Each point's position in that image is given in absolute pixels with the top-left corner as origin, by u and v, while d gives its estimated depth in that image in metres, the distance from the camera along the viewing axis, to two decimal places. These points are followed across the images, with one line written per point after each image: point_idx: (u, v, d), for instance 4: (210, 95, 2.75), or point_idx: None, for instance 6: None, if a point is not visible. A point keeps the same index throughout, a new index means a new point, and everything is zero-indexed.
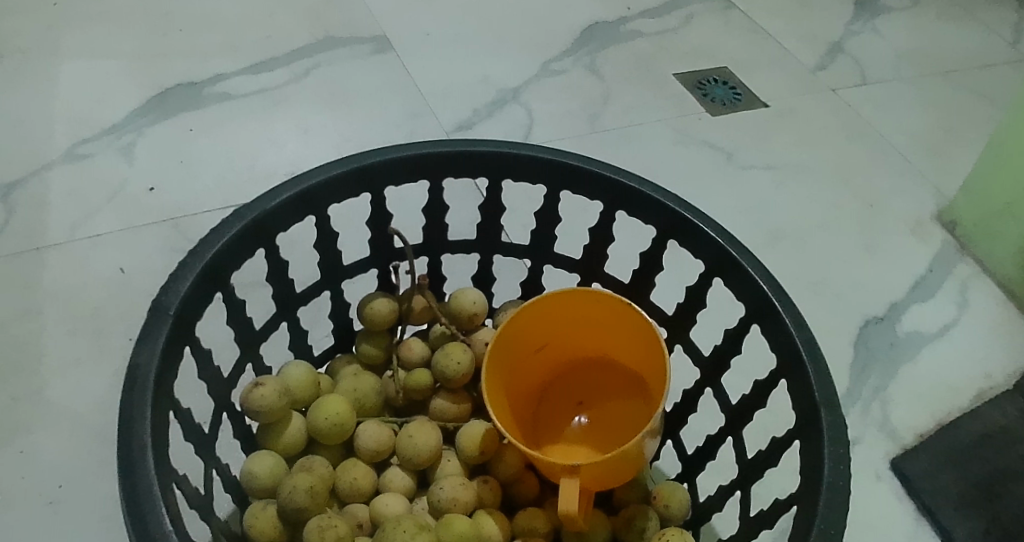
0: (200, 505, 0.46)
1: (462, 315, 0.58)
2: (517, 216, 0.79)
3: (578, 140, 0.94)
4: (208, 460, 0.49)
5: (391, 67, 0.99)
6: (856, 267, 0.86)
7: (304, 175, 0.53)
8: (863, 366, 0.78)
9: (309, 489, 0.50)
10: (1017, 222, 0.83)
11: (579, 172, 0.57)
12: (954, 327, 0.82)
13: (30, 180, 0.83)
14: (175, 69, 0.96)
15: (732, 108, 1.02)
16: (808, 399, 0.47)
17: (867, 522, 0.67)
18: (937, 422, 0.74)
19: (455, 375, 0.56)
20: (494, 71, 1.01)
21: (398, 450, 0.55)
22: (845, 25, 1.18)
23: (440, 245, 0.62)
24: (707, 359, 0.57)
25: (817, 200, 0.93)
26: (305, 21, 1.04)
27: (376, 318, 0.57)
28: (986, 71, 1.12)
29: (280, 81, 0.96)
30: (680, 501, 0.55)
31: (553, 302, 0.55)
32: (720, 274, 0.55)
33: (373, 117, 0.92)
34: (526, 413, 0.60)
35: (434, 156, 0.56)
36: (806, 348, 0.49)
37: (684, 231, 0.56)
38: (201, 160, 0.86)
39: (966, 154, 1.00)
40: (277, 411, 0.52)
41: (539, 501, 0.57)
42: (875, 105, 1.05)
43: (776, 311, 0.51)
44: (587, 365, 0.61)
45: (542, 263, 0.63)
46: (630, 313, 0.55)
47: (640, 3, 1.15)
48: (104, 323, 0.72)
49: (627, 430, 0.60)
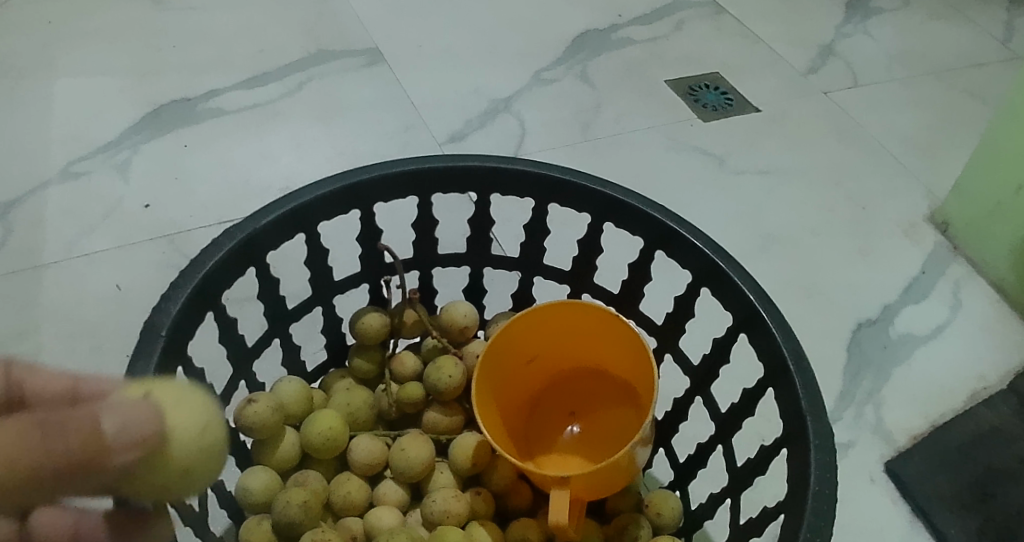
0: (194, 522, 0.46)
1: (453, 327, 0.59)
2: (508, 227, 0.80)
3: (569, 148, 0.94)
4: (202, 477, 0.49)
5: (384, 79, 1.00)
6: (848, 270, 0.87)
7: (293, 193, 0.54)
8: (856, 369, 0.78)
9: (303, 504, 0.50)
10: (1008, 223, 0.84)
11: (565, 186, 0.58)
12: (946, 329, 0.82)
13: (28, 198, 0.83)
14: (169, 85, 0.97)
15: (723, 113, 1.02)
16: (795, 407, 0.48)
17: (861, 525, 0.68)
18: (930, 424, 0.75)
19: (447, 388, 0.57)
20: (486, 81, 1.02)
21: (391, 463, 0.55)
22: (836, 27, 1.18)
23: (430, 259, 0.62)
24: (696, 367, 0.58)
25: (810, 203, 0.93)
26: (298, 35, 1.05)
27: (368, 333, 0.58)
28: (977, 70, 1.13)
29: (273, 96, 0.97)
30: (672, 509, 0.56)
31: (541, 315, 0.56)
32: (707, 283, 0.55)
33: (366, 130, 0.93)
34: (518, 425, 0.61)
35: (421, 172, 0.57)
36: (793, 356, 0.49)
37: (671, 241, 0.56)
38: (196, 175, 0.87)
39: (958, 154, 1.00)
40: (270, 426, 0.53)
41: (532, 511, 0.57)
42: (866, 107, 1.05)
43: (762, 319, 0.51)
44: (578, 375, 0.61)
45: (532, 275, 0.63)
46: (618, 324, 0.55)
47: (631, 9, 1.16)
48: (101, 340, 0.72)
49: (618, 439, 0.61)
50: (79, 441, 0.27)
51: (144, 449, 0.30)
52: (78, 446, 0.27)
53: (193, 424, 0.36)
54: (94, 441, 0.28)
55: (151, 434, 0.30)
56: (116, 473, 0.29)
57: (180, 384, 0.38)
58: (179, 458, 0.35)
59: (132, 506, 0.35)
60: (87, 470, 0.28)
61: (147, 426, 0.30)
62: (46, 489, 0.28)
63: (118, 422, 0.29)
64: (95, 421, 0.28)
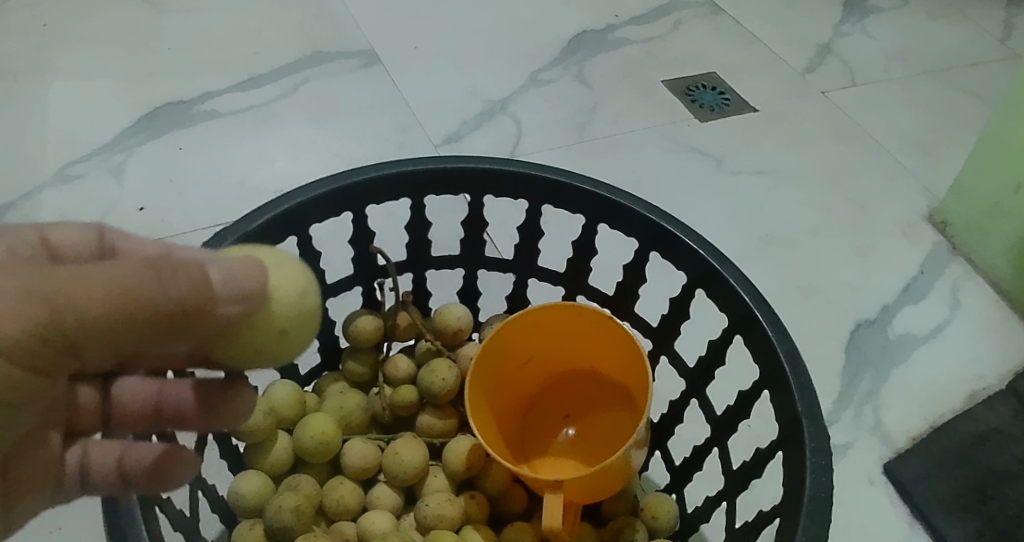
0: (184, 528, 0.46)
1: (447, 330, 0.59)
2: (504, 228, 0.80)
3: (566, 149, 0.94)
4: (193, 482, 0.50)
5: (380, 81, 0.99)
6: (847, 270, 0.86)
7: (285, 194, 0.53)
8: (854, 370, 0.77)
9: (295, 509, 0.50)
10: (1006, 222, 0.83)
11: (560, 187, 0.58)
12: (945, 329, 0.82)
13: (22, 202, 0.83)
14: (165, 88, 0.97)
15: (721, 113, 1.02)
16: (790, 410, 0.47)
17: (859, 527, 0.67)
18: (929, 425, 0.74)
19: (441, 392, 0.56)
20: (482, 82, 1.01)
21: (384, 467, 0.55)
22: (834, 27, 1.18)
23: (424, 261, 0.62)
24: (692, 370, 0.58)
25: (808, 203, 0.93)
26: (294, 37, 1.05)
27: (361, 336, 0.58)
28: (975, 69, 1.12)
29: (269, 98, 0.96)
30: (668, 512, 0.55)
31: (536, 316, 0.56)
32: (701, 285, 0.55)
33: (362, 131, 0.93)
34: (513, 428, 0.61)
35: (414, 174, 0.57)
36: (788, 359, 0.49)
37: (665, 243, 0.56)
38: (192, 178, 0.87)
39: (956, 153, 1.00)
40: (262, 430, 0.53)
41: (527, 514, 0.57)
42: (865, 106, 1.05)
43: (757, 320, 0.51)
44: (573, 377, 0.61)
45: (526, 277, 0.63)
46: (612, 326, 0.55)
47: (628, 9, 1.16)
48: None
49: (614, 443, 0.60)
50: (192, 289, 0.32)
51: (245, 304, 0.35)
52: (190, 292, 0.32)
53: (294, 284, 0.39)
54: (204, 288, 0.33)
55: (255, 291, 0.35)
56: (222, 320, 0.34)
57: (284, 253, 0.41)
58: (281, 315, 0.37)
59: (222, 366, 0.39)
60: (196, 314, 0.33)
61: (252, 281, 0.35)
62: (165, 333, 0.33)
63: (224, 274, 0.34)
64: (205, 273, 0.33)
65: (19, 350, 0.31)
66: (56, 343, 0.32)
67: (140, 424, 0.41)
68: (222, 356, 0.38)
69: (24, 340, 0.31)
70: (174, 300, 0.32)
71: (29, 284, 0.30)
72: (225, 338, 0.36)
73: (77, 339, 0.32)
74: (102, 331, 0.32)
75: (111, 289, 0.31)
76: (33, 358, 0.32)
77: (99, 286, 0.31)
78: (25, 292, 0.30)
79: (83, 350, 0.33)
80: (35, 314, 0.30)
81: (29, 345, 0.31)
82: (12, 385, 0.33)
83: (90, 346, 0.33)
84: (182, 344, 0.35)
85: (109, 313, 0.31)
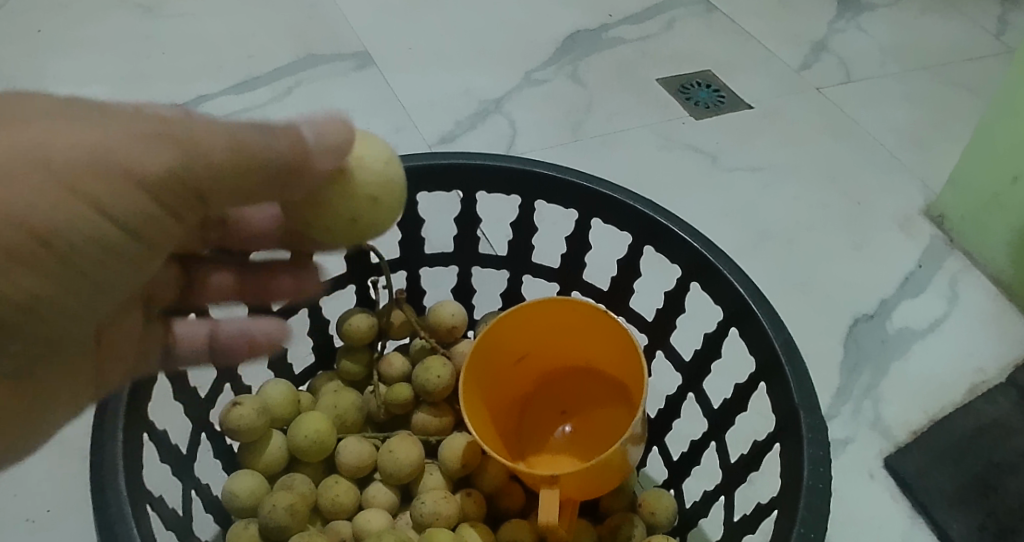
0: (177, 526, 0.46)
1: (442, 327, 0.58)
2: (498, 226, 0.80)
3: (561, 148, 0.94)
4: (186, 480, 0.49)
5: (374, 83, 0.99)
6: (844, 265, 0.86)
7: None
8: (853, 364, 0.77)
9: (289, 507, 0.49)
10: (1004, 215, 0.83)
11: (551, 181, 0.57)
12: (944, 322, 0.81)
13: None
14: (160, 93, 0.97)
15: (716, 111, 1.02)
16: (787, 402, 0.47)
17: (860, 523, 0.66)
18: (930, 419, 0.73)
19: (436, 389, 0.56)
20: (476, 82, 1.01)
21: (380, 465, 0.55)
22: (828, 24, 1.18)
23: (418, 259, 0.62)
24: (688, 364, 0.57)
25: (805, 199, 0.92)
26: (287, 41, 1.05)
27: (355, 334, 0.57)
28: (970, 64, 1.12)
29: (262, 100, 0.96)
30: (666, 507, 0.55)
31: (533, 310, 0.55)
32: (696, 277, 0.55)
33: (356, 132, 0.93)
34: (508, 425, 0.60)
35: (407, 169, 0.57)
36: (784, 350, 0.48)
37: (660, 236, 0.56)
38: None
39: (952, 147, 0.99)
40: (256, 429, 0.52)
41: (524, 511, 0.56)
42: (860, 102, 1.05)
43: (753, 312, 0.51)
44: (567, 373, 0.61)
45: (520, 273, 0.63)
46: (607, 321, 0.55)
47: (622, 9, 1.16)
48: None
49: (609, 438, 0.60)
50: (290, 147, 0.37)
51: (336, 161, 0.39)
52: (289, 148, 0.37)
53: (379, 156, 0.42)
54: (303, 145, 0.38)
55: (344, 147, 0.39)
56: (318, 175, 0.38)
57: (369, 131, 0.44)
58: (369, 180, 0.41)
59: (318, 239, 0.43)
60: (297, 168, 0.38)
61: (344, 138, 0.38)
62: (273, 183, 0.38)
63: (315, 130, 0.38)
64: (301, 133, 0.38)
65: (157, 190, 0.37)
66: (189, 192, 0.38)
67: (221, 293, 0.52)
68: (323, 231, 0.42)
69: (161, 179, 0.37)
70: (279, 151, 0.37)
71: (161, 129, 0.37)
72: (313, 203, 0.40)
73: (200, 183, 0.38)
74: (226, 172, 0.37)
75: (228, 137, 0.37)
76: (169, 201, 0.38)
77: (217, 139, 0.37)
78: (159, 136, 0.36)
79: (209, 202, 0.39)
80: (169, 156, 0.36)
81: (165, 186, 0.37)
82: (148, 221, 0.38)
83: (213, 194, 0.38)
84: (281, 202, 0.40)
85: (228, 161, 0.37)
